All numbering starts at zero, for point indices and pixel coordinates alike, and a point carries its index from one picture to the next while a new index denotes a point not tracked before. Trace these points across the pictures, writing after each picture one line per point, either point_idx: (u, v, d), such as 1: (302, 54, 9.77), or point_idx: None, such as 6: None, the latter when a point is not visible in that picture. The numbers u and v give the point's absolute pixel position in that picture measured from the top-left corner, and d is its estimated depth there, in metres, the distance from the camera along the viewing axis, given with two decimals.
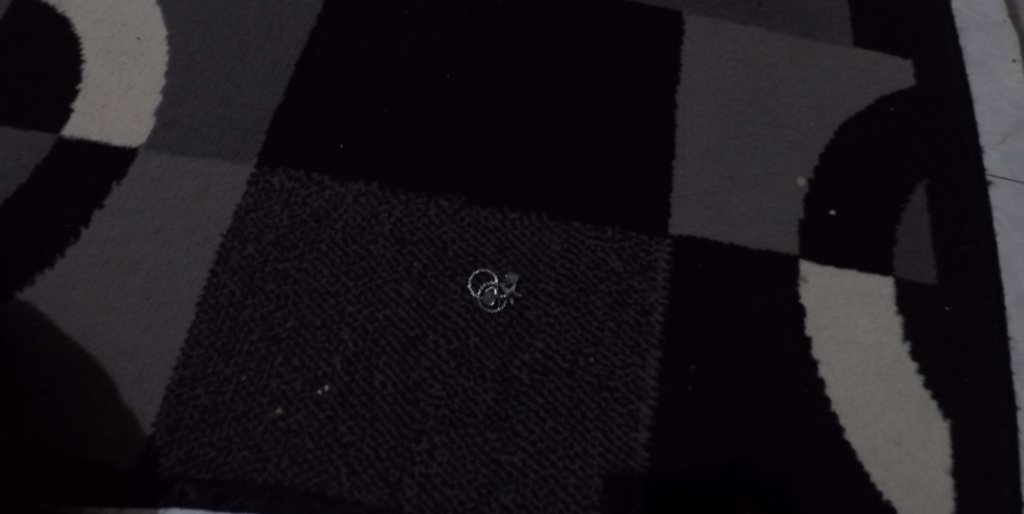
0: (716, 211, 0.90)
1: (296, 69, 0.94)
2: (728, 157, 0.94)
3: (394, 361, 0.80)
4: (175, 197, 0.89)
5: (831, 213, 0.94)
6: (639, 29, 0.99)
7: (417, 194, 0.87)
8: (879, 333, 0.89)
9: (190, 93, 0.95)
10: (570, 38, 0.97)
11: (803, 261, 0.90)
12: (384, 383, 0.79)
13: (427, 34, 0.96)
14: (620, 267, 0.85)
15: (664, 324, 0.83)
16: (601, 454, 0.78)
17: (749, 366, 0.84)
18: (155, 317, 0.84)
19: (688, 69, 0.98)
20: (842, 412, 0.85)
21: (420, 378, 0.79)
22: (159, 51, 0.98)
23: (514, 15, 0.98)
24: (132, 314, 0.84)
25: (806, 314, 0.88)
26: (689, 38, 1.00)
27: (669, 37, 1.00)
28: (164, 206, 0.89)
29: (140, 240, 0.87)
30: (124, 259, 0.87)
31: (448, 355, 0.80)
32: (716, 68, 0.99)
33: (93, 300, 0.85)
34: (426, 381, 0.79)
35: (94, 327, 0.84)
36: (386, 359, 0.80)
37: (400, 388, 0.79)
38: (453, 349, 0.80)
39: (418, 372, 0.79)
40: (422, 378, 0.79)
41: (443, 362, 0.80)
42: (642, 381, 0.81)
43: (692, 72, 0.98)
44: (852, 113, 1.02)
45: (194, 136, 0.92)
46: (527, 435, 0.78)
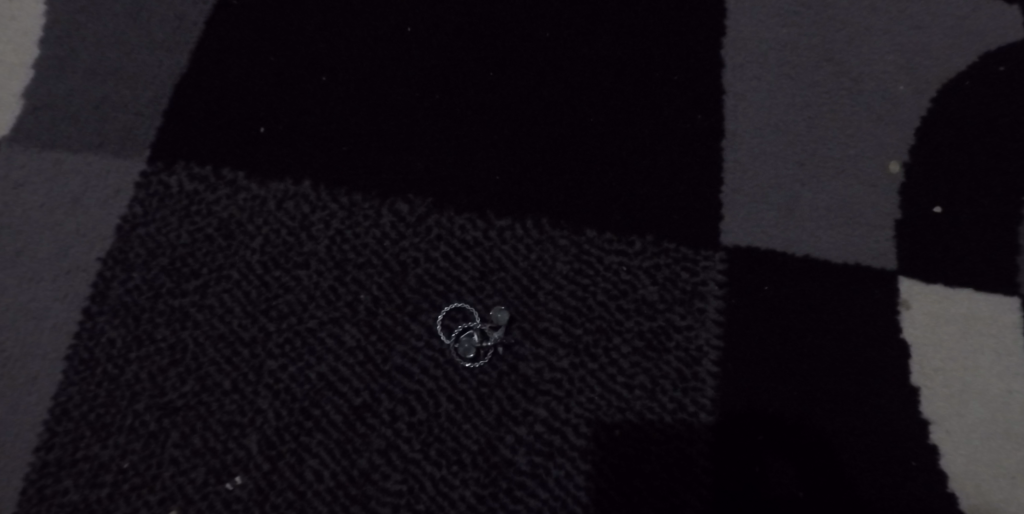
0: (785, 210, 0.65)
1: (205, 24, 0.69)
2: (796, 137, 0.69)
3: (333, 441, 0.56)
4: (39, 208, 0.63)
5: (938, 209, 0.68)
6: None
7: (367, 196, 0.62)
8: (1015, 380, 0.64)
9: (68, 64, 0.68)
10: None
11: (903, 279, 0.65)
12: (319, 474, 0.55)
13: None
14: (654, 296, 0.61)
15: (718, 376, 0.59)
16: None
17: (837, 434, 0.60)
18: (8, 380, 0.59)
19: (738, 16, 0.73)
20: (964, 494, 0.60)
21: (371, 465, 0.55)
22: (35, 11, 0.70)
23: None
24: None
25: (909, 355, 0.63)
26: None
27: None
28: (26, 220, 0.63)
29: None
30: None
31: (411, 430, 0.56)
32: (776, 14, 0.74)
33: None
34: (378, 472, 0.55)
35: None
36: (323, 438, 0.56)
37: (342, 482, 0.55)
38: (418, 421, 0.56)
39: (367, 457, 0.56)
40: (374, 468, 0.55)
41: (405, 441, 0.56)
42: (688, 462, 0.57)
43: (743, 20, 0.73)
44: (961, 64, 0.74)
45: (70, 121, 0.66)
46: None
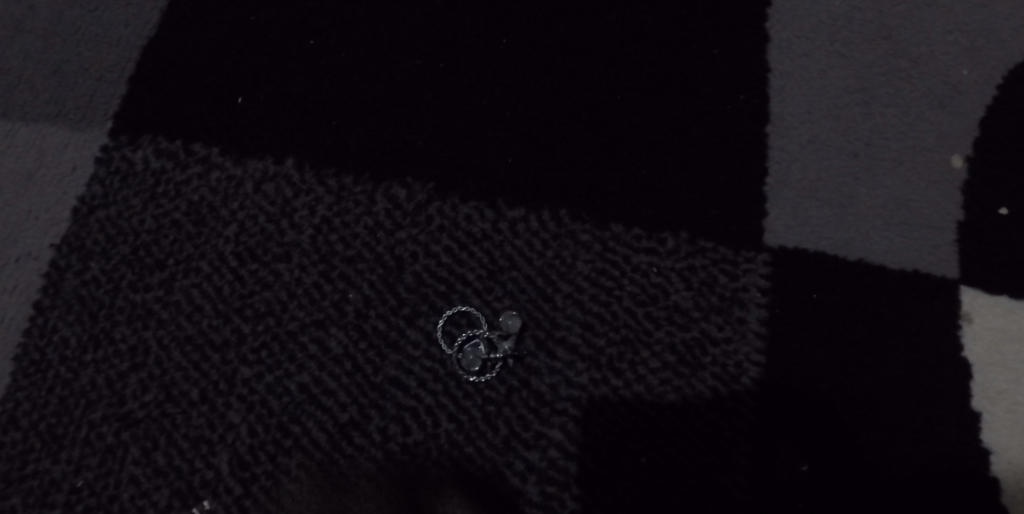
0: (833, 206, 0.58)
1: None
2: (847, 124, 0.61)
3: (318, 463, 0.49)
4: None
5: (1004, 210, 0.60)
6: None
7: (360, 179, 0.54)
8: None
9: (21, 20, 0.60)
10: None
11: (965, 288, 0.58)
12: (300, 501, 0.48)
13: None
14: (687, 303, 0.53)
15: (758, 396, 0.52)
16: None
17: (892, 464, 0.52)
18: None
19: None
20: None
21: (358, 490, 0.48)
22: None
23: None
24: None
25: (972, 375, 0.56)
26: None
27: None
28: None
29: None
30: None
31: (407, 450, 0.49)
32: None
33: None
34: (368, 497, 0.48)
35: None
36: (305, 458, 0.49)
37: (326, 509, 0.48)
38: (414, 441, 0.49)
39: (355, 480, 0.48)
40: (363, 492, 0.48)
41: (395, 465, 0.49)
42: (723, 496, 0.50)
43: None
44: None
45: (21, 86, 0.58)
46: None
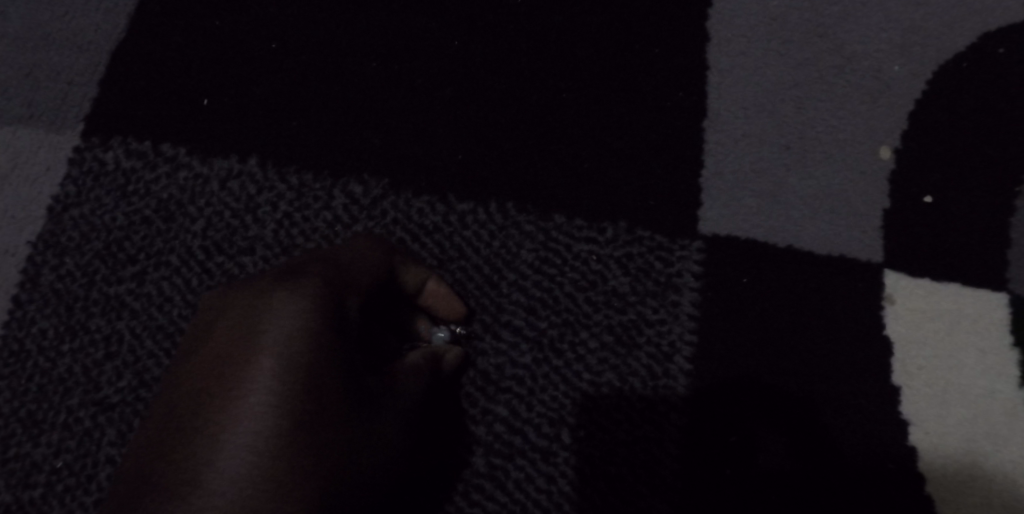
0: (767, 197, 0.62)
1: None
2: (782, 118, 0.65)
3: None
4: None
5: (928, 198, 0.65)
6: None
7: (319, 176, 0.58)
8: (1002, 379, 0.60)
9: None
10: None
11: (889, 271, 0.62)
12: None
13: None
14: (625, 288, 0.58)
15: (691, 374, 0.56)
16: None
17: (816, 434, 0.57)
18: None
19: None
20: (943, 501, 0.57)
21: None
22: None
23: None
24: None
25: (893, 353, 0.60)
26: None
27: None
28: None
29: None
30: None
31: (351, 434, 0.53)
32: None
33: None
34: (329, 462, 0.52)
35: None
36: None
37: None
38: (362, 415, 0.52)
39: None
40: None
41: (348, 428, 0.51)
42: (657, 465, 0.54)
43: None
44: (963, 40, 0.70)
45: None
46: None
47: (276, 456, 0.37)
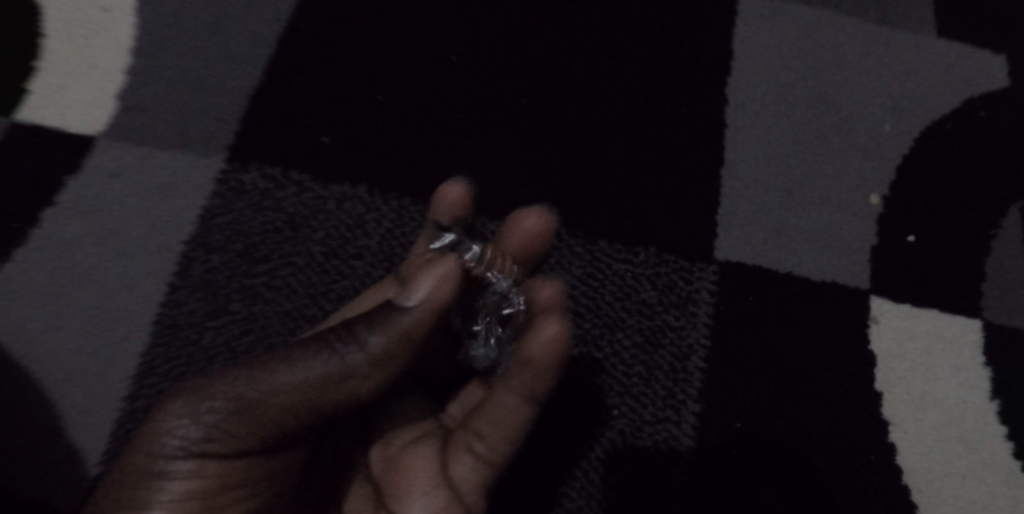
0: (772, 232, 0.75)
1: (277, 42, 0.81)
2: (787, 168, 0.78)
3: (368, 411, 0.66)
4: (135, 195, 0.76)
5: (910, 239, 0.78)
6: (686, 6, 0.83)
7: (414, 201, 0.73)
8: (967, 391, 0.73)
9: (160, 73, 0.82)
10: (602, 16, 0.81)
11: (874, 298, 0.75)
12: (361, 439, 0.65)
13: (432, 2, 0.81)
14: (653, 300, 0.71)
15: (704, 371, 0.70)
16: None
17: (807, 425, 0.70)
18: (106, 334, 0.71)
19: (743, 58, 0.82)
20: (913, 486, 0.70)
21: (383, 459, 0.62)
22: (127, 23, 0.85)
23: None
24: (82, 329, 0.71)
25: (876, 364, 0.73)
26: (745, 20, 0.84)
27: (723, 17, 0.84)
28: (124, 205, 0.76)
29: (98, 244, 0.75)
30: (76, 267, 0.74)
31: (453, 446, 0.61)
32: (777, 56, 0.83)
33: (39, 312, 0.72)
34: (485, 476, 0.60)
35: (38, 343, 0.71)
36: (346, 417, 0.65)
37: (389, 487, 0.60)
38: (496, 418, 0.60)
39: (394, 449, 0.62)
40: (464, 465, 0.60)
41: (491, 437, 0.60)
42: (675, 440, 0.68)
43: (748, 61, 0.82)
44: (939, 115, 0.85)
45: (159, 121, 0.79)
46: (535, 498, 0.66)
47: (218, 454, 0.55)
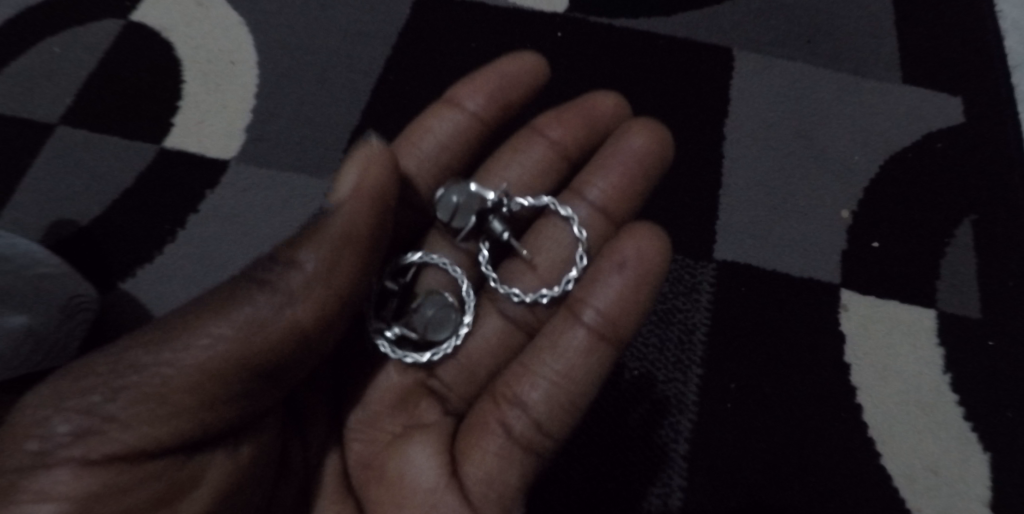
0: (760, 238, 0.98)
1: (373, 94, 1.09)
2: (772, 190, 1.02)
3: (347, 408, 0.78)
4: (262, 205, 1.01)
5: (875, 245, 0.98)
6: (684, 74, 1.12)
7: None
8: (924, 365, 0.92)
9: (279, 112, 1.07)
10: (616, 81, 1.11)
11: (844, 290, 0.95)
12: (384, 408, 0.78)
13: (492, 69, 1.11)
14: (667, 289, 0.94)
15: (705, 342, 0.91)
16: (643, 463, 0.85)
17: (789, 387, 0.89)
18: (236, 260, 0.98)
19: (736, 109, 1.09)
20: (879, 437, 0.87)
21: (364, 452, 0.75)
22: (251, 74, 1.11)
23: (568, 59, 1.13)
24: (217, 257, 0.98)
25: (846, 342, 0.92)
26: (738, 82, 1.12)
27: (718, 78, 1.12)
28: (253, 212, 1.00)
29: (229, 209, 1.01)
30: (215, 254, 0.99)
31: (487, 415, 0.74)
32: (762, 107, 1.09)
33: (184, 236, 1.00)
34: (532, 432, 0.72)
35: (184, 258, 0.99)
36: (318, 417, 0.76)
37: (372, 483, 0.72)
38: (571, 344, 0.74)
39: (385, 442, 0.75)
40: (496, 434, 0.72)
41: (563, 374, 0.73)
42: (683, 395, 0.88)
43: (740, 112, 1.09)
44: (899, 147, 1.07)
45: (282, 149, 1.05)
46: (575, 439, 0.86)
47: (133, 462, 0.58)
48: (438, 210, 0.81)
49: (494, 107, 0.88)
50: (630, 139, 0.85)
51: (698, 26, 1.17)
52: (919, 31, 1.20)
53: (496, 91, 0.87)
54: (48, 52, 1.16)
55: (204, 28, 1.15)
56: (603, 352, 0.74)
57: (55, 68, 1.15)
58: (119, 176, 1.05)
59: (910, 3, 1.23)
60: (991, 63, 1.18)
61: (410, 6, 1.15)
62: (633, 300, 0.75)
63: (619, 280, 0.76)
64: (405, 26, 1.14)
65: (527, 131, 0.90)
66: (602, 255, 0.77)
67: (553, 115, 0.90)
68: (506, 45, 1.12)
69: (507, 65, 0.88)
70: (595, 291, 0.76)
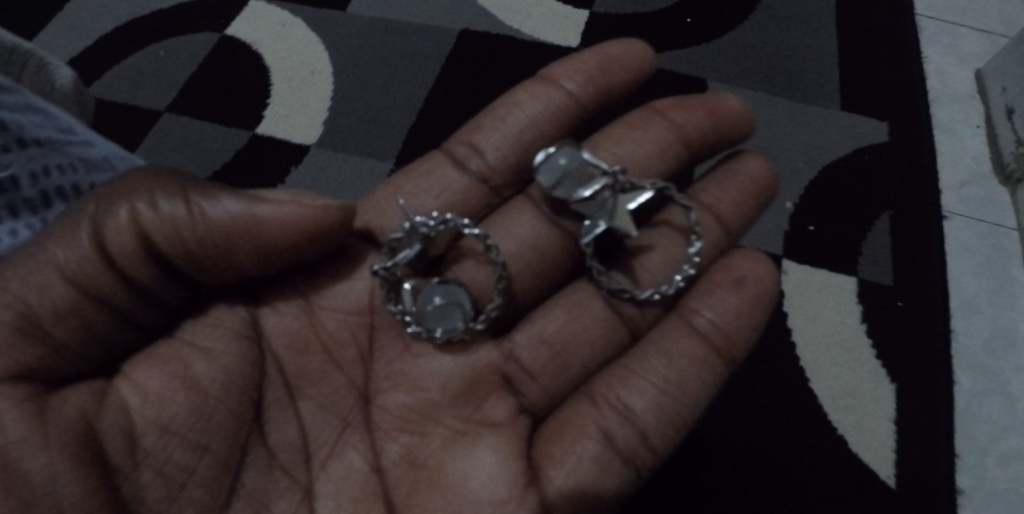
0: None
1: (425, 100, 1.40)
2: None
3: (384, 399, 0.87)
4: (336, 180, 1.30)
5: (811, 227, 1.27)
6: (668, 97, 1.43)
7: None
8: (846, 316, 1.19)
9: (351, 111, 1.38)
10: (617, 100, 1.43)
11: (785, 259, 1.24)
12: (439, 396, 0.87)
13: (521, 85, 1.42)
14: None
15: None
16: None
17: None
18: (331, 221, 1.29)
19: None
20: (807, 366, 1.14)
21: (411, 450, 0.84)
22: (327, 82, 1.41)
23: None
24: None
25: (784, 296, 1.20)
26: None
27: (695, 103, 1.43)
28: (330, 185, 1.29)
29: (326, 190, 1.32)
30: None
31: (585, 417, 0.82)
32: None
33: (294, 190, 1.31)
34: (637, 443, 0.80)
35: None
36: (308, 392, 0.86)
37: (422, 484, 0.81)
38: (688, 347, 0.85)
39: (443, 435, 0.84)
40: (592, 440, 0.80)
41: (670, 380, 0.83)
42: None
43: None
44: (835, 157, 1.36)
45: (353, 140, 1.34)
46: None
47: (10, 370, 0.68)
48: (540, 177, 0.91)
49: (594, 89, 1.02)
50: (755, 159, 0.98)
51: (679, 60, 1.48)
52: (858, 69, 1.51)
53: (595, 75, 1.02)
54: (155, 54, 1.45)
55: (289, 44, 1.45)
56: (716, 364, 0.85)
57: (160, 68, 1.43)
58: (217, 153, 1.33)
59: (853, 48, 1.54)
60: (914, 95, 1.48)
61: (454, 36, 1.47)
62: (746, 310, 0.86)
63: (735, 295, 0.86)
64: (450, 52, 1.45)
65: (649, 111, 1.02)
66: (719, 268, 0.89)
67: (674, 99, 1.02)
68: (529, 68, 1.44)
69: (613, 49, 1.03)
70: (710, 299, 0.87)
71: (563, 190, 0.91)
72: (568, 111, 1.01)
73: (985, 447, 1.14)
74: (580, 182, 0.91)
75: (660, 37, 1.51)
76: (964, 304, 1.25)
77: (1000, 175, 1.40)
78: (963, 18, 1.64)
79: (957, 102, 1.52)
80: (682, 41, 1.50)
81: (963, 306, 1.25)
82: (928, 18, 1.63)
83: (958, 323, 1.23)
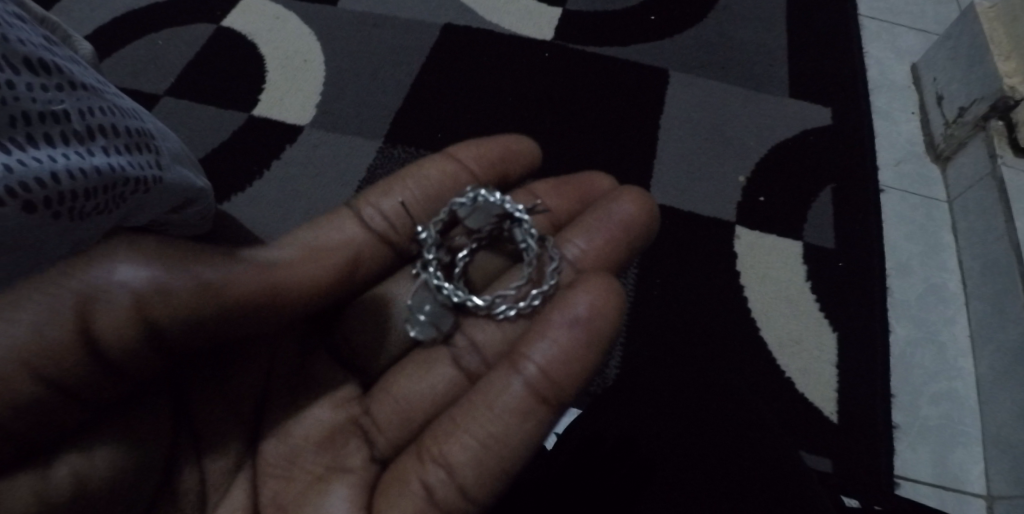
0: (682, 191, 1.42)
1: (409, 87, 1.51)
2: (690, 161, 1.46)
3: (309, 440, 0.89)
4: (330, 158, 1.41)
5: (760, 199, 1.41)
6: (632, 82, 1.56)
7: None
8: (793, 275, 1.33)
9: (340, 96, 1.49)
10: (586, 83, 1.55)
11: (737, 225, 1.38)
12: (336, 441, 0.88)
13: (496, 73, 1.54)
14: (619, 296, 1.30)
15: (647, 332, 1.27)
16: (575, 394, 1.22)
17: (703, 286, 1.32)
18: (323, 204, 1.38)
19: (668, 108, 1.53)
20: (758, 318, 1.29)
21: (279, 493, 0.87)
22: (318, 69, 1.52)
23: (550, 68, 1.56)
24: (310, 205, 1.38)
25: (738, 258, 1.35)
26: (671, 89, 1.56)
27: (658, 87, 1.56)
28: (324, 162, 1.40)
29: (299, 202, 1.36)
30: (295, 187, 1.37)
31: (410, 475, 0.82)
32: (687, 107, 1.54)
33: (268, 201, 1.36)
34: (445, 498, 0.79)
35: (268, 202, 1.36)
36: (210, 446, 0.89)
37: None
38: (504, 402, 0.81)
39: (303, 481, 0.87)
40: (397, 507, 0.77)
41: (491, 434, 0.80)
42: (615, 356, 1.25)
43: (671, 109, 1.53)
44: (784, 138, 1.50)
45: (344, 121, 1.45)
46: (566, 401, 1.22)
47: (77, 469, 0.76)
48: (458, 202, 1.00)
49: (479, 165, 1.08)
50: (619, 205, 1.01)
51: (643, 49, 1.61)
52: (806, 60, 1.66)
53: (487, 159, 1.09)
54: (153, 44, 1.55)
55: (283, 35, 1.56)
56: (541, 413, 0.81)
57: (158, 56, 1.53)
58: (214, 132, 1.43)
59: (800, 42, 1.69)
60: (856, 83, 1.62)
61: (437, 30, 1.59)
62: (578, 352, 0.81)
63: (563, 339, 0.82)
64: (433, 44, 1.57)
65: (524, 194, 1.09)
66: (555, 306, 0.84)
67: (551, 186, 1.10)
68: (505, 58, 1.56)
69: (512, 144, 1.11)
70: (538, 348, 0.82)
71: (475, 222, 0.99)
72: (451, 186, 1.06)
73: (918, 388, 1.27)
74: (485, 218, 0.99)
75: (626, 32, 1.63)
76: (898, 266, 1.39)
77: (932, 153, 1.53)
78: (901, 18, 1.76)
79: (894, 90, 1.65)
80: (646, 34, 1.63)
81: (898, 267, 1.39)
82: (869, 18, 1.77)
83: (893, 281, 1.37)
